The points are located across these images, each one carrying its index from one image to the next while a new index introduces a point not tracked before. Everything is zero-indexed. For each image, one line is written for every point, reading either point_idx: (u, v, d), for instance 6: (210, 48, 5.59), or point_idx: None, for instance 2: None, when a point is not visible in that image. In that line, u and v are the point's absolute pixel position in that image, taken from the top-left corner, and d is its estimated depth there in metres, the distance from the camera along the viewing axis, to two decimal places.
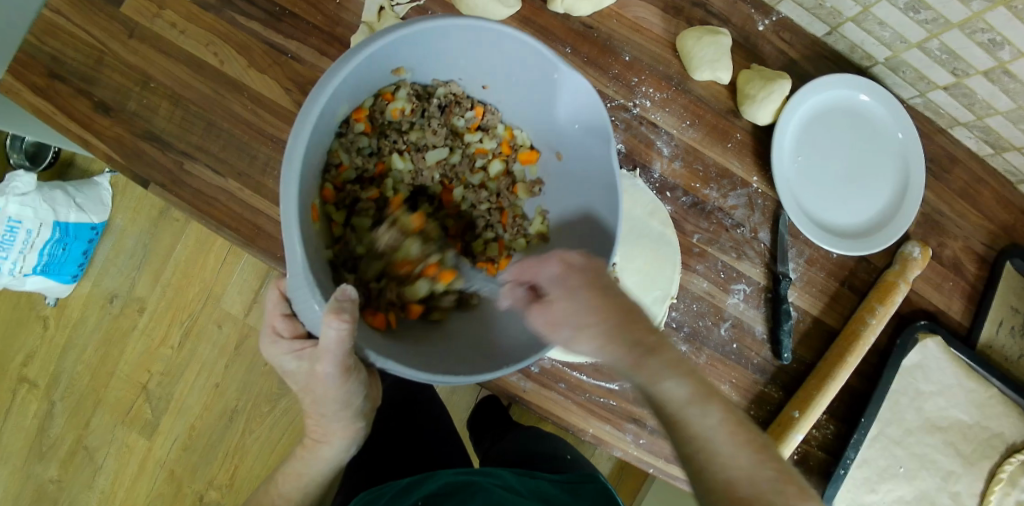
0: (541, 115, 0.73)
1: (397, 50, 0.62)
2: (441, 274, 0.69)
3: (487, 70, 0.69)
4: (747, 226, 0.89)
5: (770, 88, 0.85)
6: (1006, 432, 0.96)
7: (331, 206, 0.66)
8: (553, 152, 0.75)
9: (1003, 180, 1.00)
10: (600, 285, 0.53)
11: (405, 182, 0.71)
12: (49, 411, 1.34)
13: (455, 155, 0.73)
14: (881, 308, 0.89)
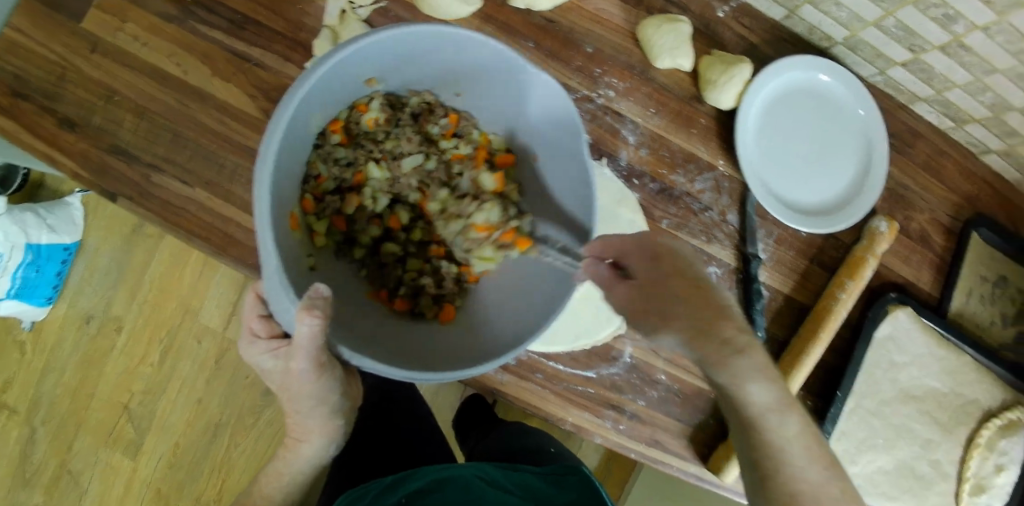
0: (518, 118, 0.72)
1: (367, 59, 0.62)
2: (519, 240, 0.67)
3: (458, 76, 0.69)
4: (715, 209, 0.91)
5: (731, 72, 0.86)
6: (980, 398, 0.98)
7: (313, 216, 0.65)
8: (531, 154, 0.74)
9: (966, 151, 1.02)
10: (692, 278, 0.53)
11: (384, 190, 0.69)
12: (30, 437, 1.32)
13: (432, 159, 0.70)
14: (851, 283, 0.91)
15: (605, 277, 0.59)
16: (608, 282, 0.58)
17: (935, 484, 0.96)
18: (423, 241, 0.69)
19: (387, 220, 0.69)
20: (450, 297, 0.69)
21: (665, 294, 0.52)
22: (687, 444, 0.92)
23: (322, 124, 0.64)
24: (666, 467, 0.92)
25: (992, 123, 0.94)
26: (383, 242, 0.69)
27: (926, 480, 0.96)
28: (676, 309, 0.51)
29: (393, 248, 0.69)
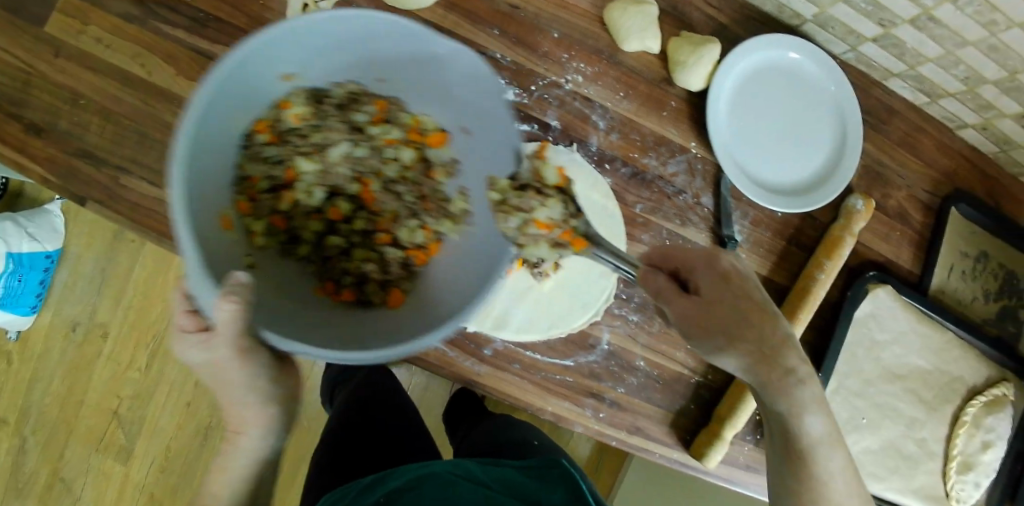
0: (450, 98, 0.65)
1: (278, 52, 0.55)
2: (575, 242, 0.63)
3: (381, 61, 0.62)
4: (689, 192, 0.91)
5: (699, 52, 0.85)
6: (964, 375, 0.98)
7: (249, 218, 0.59)
8: (463, 130, 0.66)
9: (942, 127, 1.01)
10: (762, 307, 0.62)
11: (319, 184, 0.63)
12: (22, 446, 1.31)
13: (362, 148, 0.64)
14: (828, 263, 0.90)
15: (667, 287, 0.62)
16: (667, 289, 0.62)
17: (923, 463, 0.95)
18: (367, 232, 0.65)
19: (326, 212, 0.64)
20: (397, 281, 0.64)
21: (743, 316, 0.61)
22: (668, 430, 0.91)
23: (245, 126, 0.57)
24: (649, 454, 0.91)
25: (966, 97, 0.93)
26: (326, 236, 0.64)
27: (913, 459, 0.95)
28: (754, 335, 0.61)
29: (337, 242, 0.64)
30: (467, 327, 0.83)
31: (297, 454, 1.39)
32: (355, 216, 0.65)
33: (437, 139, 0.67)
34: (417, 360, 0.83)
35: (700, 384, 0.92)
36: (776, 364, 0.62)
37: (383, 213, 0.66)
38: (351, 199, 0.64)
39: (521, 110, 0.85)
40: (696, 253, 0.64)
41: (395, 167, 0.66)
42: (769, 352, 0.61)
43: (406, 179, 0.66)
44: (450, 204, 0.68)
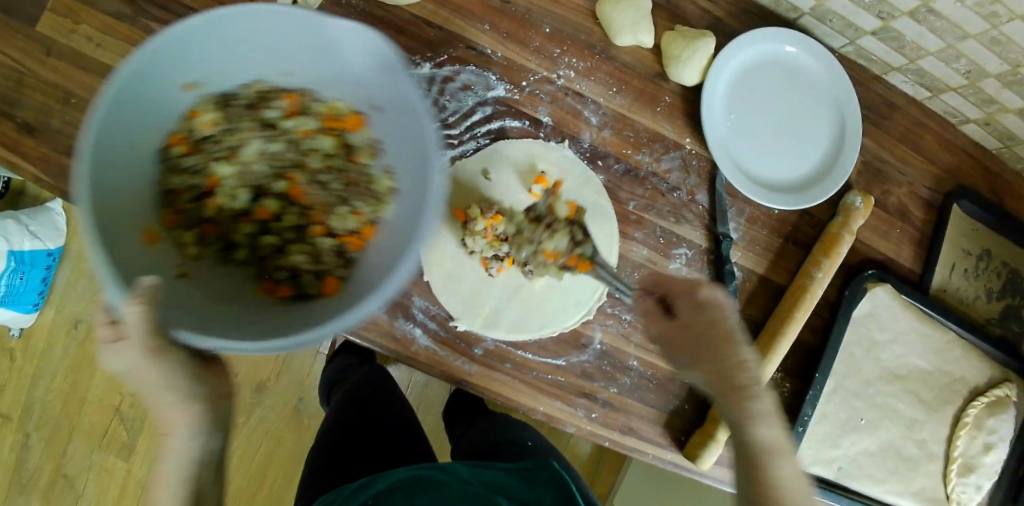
0: (357, 80, 0.59)
1: (172, 59, 0.50)
2: (580, 265, 0.79)
3: (282, 54, 0.57)
4: (683, 189, 0.89)
5: (694, 46, 0.83)
6: (966, 375, 0.96)
7: (177, 229, 0.55)
8: (374, 107, 0.60)
9: (945, 122, 0.99)
10: (727, 331, 0.66)
11: (245, 184, 0.59)
12: (25, 442, 1.31)
13: (283, 145, 0.60)
14: (826, 261, 0.88)
15: (653, 308, 0.70)
16: (652, 311, 0.71)
17: (922, 465, 0.94)
18: (303, 227, 0.60)
19: (254, 213, 0.59)
20: (333, 270, 0.59)
21: (708, 341, 0.66)
22: (663, 431, 0.89)
23: (154, 142, 0.53)
24: (641, 454, 0.89)
25: (968, 91, 0.91)
26: (258, 238, 0.59)
27: (912, 461, 0.93)
28: (713, 359, 0.66)
29: (270, 241, 0.59)
30: (457, 326, 0.83)
31: (296, 451, 1.39)
32: (287, 212, 0.60)
33: (354, 122, 0.61)
34: (407, 359, 0.82)
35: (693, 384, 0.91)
36: (737, 388, 0.64)
37: (311, 207, 0.61)
38: (280, 196, 0.60)
39: (513, 107, 0.85)
40: (680, 279, 0.71)
41: (320, 160, 0.62)
42: (727, 378, 0.65)
43: (332, 168, 0.62)
44: (377, 185, 0.62)
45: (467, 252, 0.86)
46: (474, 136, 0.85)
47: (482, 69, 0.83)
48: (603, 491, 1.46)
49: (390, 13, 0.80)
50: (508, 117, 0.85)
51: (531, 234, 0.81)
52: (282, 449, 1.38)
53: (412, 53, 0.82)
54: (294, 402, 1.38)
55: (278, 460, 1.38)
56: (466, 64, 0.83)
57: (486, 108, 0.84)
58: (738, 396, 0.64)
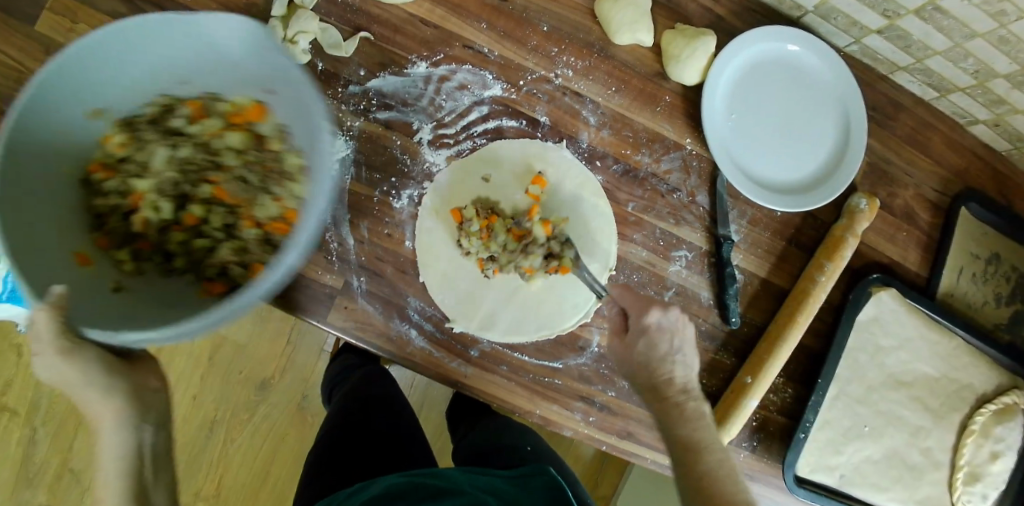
0: (244, 70, 0.66)
1: (79, 90, 0.59)
2: (561, 270, 0.83)
3: (170, 69, 0.65)
4: (683, 190, 0.88)
5: (694, 45, 0.82)
6: (974, 382, 0.93)
7: (111, 251, 0.63)
8: (268, 90, 0.67)
9: (952, 123, 0.96)
10: (667, 351, 0.73)
11: (169, 193, 0.67)
12: (31, 437, 1.31)
13: (195, 150, 0.68)
14: (830, 265, 0.86)
15: (614, 319, 0.77)
16: (614, 321, 0.77)
17: (928, 474, 0.92)
18: (232, 220, 0.68)
19: (181, 219, 0.67)
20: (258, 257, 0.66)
21: (653, 357, 0.73)
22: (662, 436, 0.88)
23: (74, 171, 0.62)
24: (640, 459, 0.88)
25: (976, 91, 0.89)
26: (190, 242, 0.67)
27: (918, 469, 0.91)
28: (651, 375, 0.73)
29: (205, 242, 0.67)
30: (453, 327, 0.83)
31: (297, 451, 1.38)
32: (213, 212, 0.68)
33: (257, 113, 0.69)
34: (403, 360, 0.82)
35: None
36: (670, 398, 0.72)
37: (233, 201, 0.68)
38: (204, 197, 0.67)
39: (510, 107, 0.85)
40: (642, 297, 0.75)
41: (235, 155, 0.69)
42: (665, 390, 0.73)
43: (245, 162, 0.69)
44: (285, 164, 0.68)
45: (462, 253, 0.85)
46: (470, 135, 0.85)
47: (478, 68, 0.84)
48: (604, 493, 1.45)
49: (386, 11, 0.81)
50: (504, 117, 0.85)
51: (511, 253, 0.83)
52: (284, 448, 1.38)
53: (408, 51, 0.83)
54: (297, 400, 1.38)
55: (280, 459, 1.38)
56: (462, 64, 0.83)
57: (482, 107, 0.85)
58: (675, 405, 0.72)
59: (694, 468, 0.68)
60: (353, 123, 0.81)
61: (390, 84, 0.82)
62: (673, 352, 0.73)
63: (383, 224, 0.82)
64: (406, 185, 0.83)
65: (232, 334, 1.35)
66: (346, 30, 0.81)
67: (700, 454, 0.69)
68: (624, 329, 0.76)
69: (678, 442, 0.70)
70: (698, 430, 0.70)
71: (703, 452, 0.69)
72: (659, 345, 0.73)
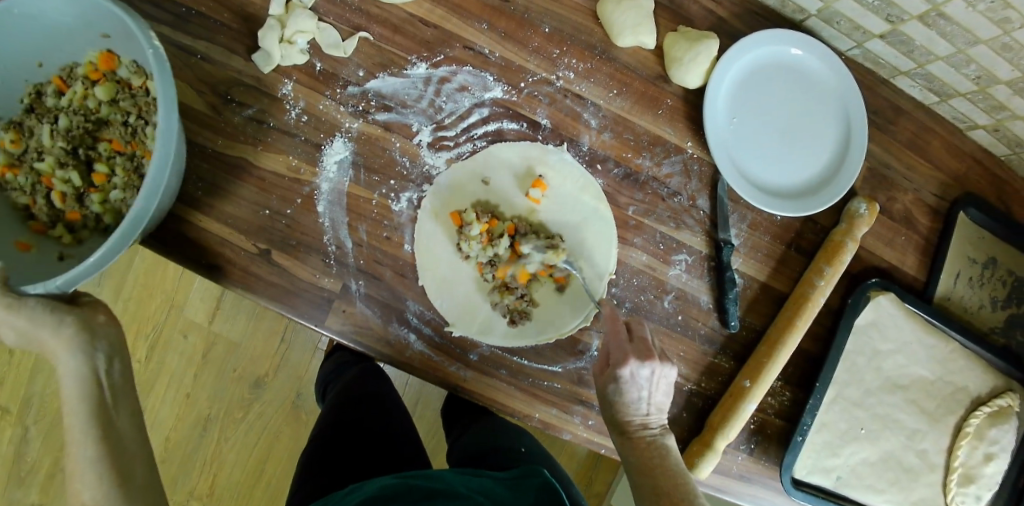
0: (78, 27, 0.71)
1: None
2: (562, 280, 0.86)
3: (24, 56, 0.72)
4: (684, 194, 0.88)
5: (696, 48, 0.82)
6: (970, 385, 0.94)
7: (49, 231, 0.74)
8: (104, 35, 0.72)
9: (952, 127, 0.96)
10: (632, 396, 0.75)
11: (70, 163, 0.73)
12: (24, 435, 1.30)
13: (73, 117, 0.74)
14: (829, 269, 0.86)
15: (600, 359, 0.78)
16: (600, 361, 0.78)
17: (923, 476, 0.92)
18: (135, 164, 0.74)
19: (94, 181, 0.74)
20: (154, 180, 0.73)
21: (625, 399, 0.75)
22: None
23: None
24: None
25: (977, 97, 0.89)
26: (108, 198, 0.74)
27: (913, 471, 0.92)
28: (615, 413, 0.76)
29: (118, 193, 0.73)
30: (453, 332, 0.82)
31: (292, 449, 1.38)
32: (115, 164, 0.74)
33: (108, 61, 0.74)
34: (402, 364, 0.82)
35: (692, 392, 0.89)
36: (632, 433, 0.76)
37: (128, 148, 0.74)
38: (103, 155, 0.75)
39: (510, 109, 0.84)
40: (624, 345, 0.75)
41: (111, 107, 0.75)
42: (629, 425, 0.76)
43: (123, 109, 0.75)
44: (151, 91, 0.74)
45: (462, 256, 0.85)
46: (470, 137, 0.84)
47: (479, 69, 0.83)
48: (600, 490, 1.46)
49: (387, 11, 0.81)
50: (505, 119, 0.84)
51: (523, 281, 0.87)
52: (278, 446, 1.37)
53: (409, 52, 0.82)
54: (292, 398, 1.37)
55: (274, 457, 1.37)
56: (463, 65, 0.83)
57: (483, 109, 0.84)
58: (637, 439, 0.75)
59: (652, 491, 0.71)
60: (351, 124, 0.81)
61: (390, 86, 0.82)
62: (645, 397, 0.75)
63: (382, 227, 0.81)
64: (405, 188, 0.82)
65: (226, 332, 1.34)
66: (345, 30, 0.81)
67: (657, 480, 0.72)
68: (606, 364, 0.77)
69: (638, 470, 0.73)
70: (655, 457, 0.74)
71: (659, 477, 0.72)
72: (631, 390, 0.74)
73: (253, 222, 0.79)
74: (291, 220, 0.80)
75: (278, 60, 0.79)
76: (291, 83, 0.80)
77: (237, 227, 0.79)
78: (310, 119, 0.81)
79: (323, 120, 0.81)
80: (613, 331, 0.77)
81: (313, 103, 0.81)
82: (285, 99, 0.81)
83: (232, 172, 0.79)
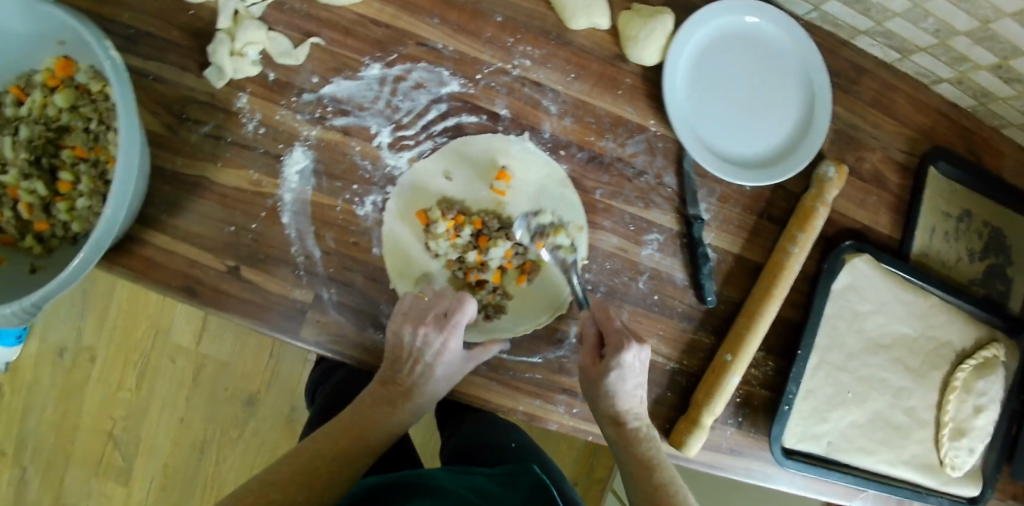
0: (33, 37, 0.74)
1: None
2: (527, 266, 0.86)
3: None
4: (650, 172, 0.87)
5: (649, 26, 0.81)
6: (954, 339, 0.94)
7: (19, 243, 0.78)
8: (60, 42, 0.74)
9: (917, 83, 0.96)
10: (630, 384, 0.76)
11: (34, 174, 0.76)
12: (22, 476, 1.32)
13: (35, 127, 0.76)
14: (802, 236, 0.86)
15: (590, 345, 0.78)
16: (591, 347, 0.78)
17: (913, 432, 0.93)
18: (99, 170, 0.77)
19: (59, 189, 0.77)
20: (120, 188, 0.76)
21: (619, 389, 0.76)
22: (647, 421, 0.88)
23: None
24: None
25: (938, 51, 0.88)
26: (73, 206, 0.78)
27: (903, 429, 0.93)
28: (611, 404, 0.77)
29: (84, 201, 0.77)
30: None
31: None
32: (80, 172, 0.77)
33: (65, 67, 0.76)
34: None
35: (675, 370, 0.89)
36: (627, 424, 0.78)
37: (91, 154, 0.77)
38: (66, 162, 0.77)
39: (469, 102, 0.83)
40: (622, 331, 0.76)
41: (71, 113, 0.77)
42: (622, 414, 0.78)
43: (82, 115, 0.77)
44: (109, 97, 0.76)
45: (432, 254, 0.85)
46: (430, 134, 0.84)
47: (434, 65, 0.82)
48: (602, 474, 1.47)
49: (335, 14, 0.80)
50: (463, 113, 0.84)
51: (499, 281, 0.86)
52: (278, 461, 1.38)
53: (361, 53, 0.81)
54: (285, 411, 1.37)
55: None
56: (418, 61, 0.82)
57: (440, 105, 0.83)
58: (631, 430, 0.78)
59: (647, 483, 0.75)
60: (309, 132, 0.80)
61: (345, 90, 0.81)
62: (638, 384, 0.77)
63: (350, 233, 0.81)
64: (369, 191, 0.82)
65: (214, 353, 1.34)
66: (296, 36, 0.80)
67: (653, 471, 0.76)
68: (598, 353, 0.78)
69: (635, 461, 0.76)
70: (650, 448, 0.78)
71: (653, 468, 0.76)
72: (626, 380, 0.76)
73: (219, 239, 0.79)
74: (258, 235, 0.80)
75: (231, 74, 0.78)
76: (245, 96, 0.80)
77: (203, 246, 0.78)
78: (268, 131, 0.80)
79: (280, 131, 0.80)
80: (605, 320, 0.78)
81: (270, 114, 0.80)
82: (241, 111, 0.80)
83: (193, 191, 0.79)
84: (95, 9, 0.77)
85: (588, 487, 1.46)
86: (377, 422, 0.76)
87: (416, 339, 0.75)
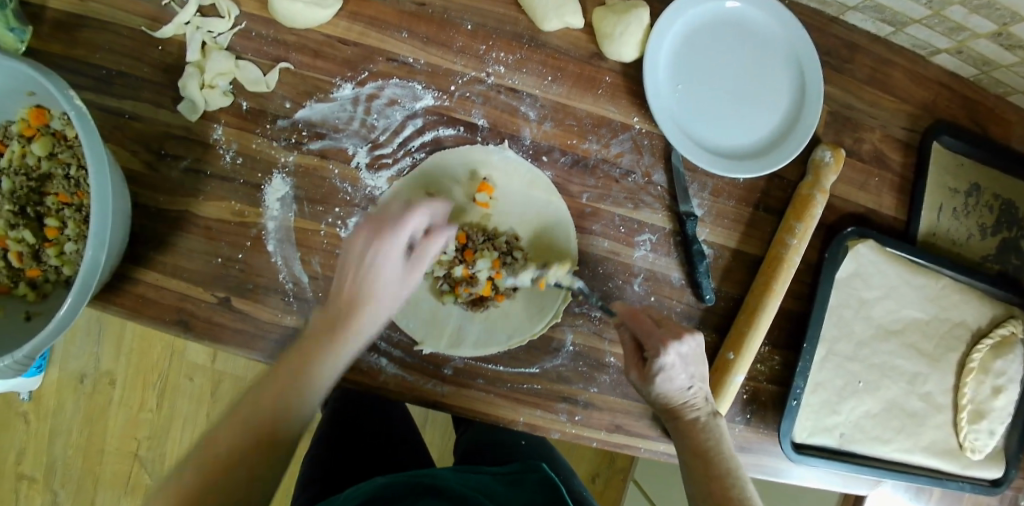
0: (5, 90, 0.73)
1: None
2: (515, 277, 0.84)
3: None
4: (638, 171, 0.85)
5: (625, 21, 0.79)
6: (969, 318, 0.91)
7: (13, 291, 0.77)
8: (31, 92, 0.74)
9: (914, 55, 0.91)
10: (683, 381, 0.72)
11: (20, 222, 0.75)
12: (54, 501, 1.35)
13: (16, 178, 0.75)
14: (800, 226, 0.83)
15: (630, 347, 0.74)
16: (631, 347, 0.74)
17: (930, 418, 0.90)
18: (84, 214, 0.77)
19: (47, 236, 0.77)
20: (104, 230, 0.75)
21: (669, 388, 0.72)
22: (652, 424, 0.86)
23: None
24: (632, 450, 0.86)
25: (933, 22, 0.83)
26: (61, 251, 0.77)
27: (919, 416, 0.90)
28: (665, 400, 0.73)
29: (72, 246, 0.76)
30: (422, 350, 0.81)
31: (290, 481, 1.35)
32: (65, 217, 0.76)
33: (39, 116, 0.75)
34: (378, 390, 0.81)
35: None
36: (684, 415, 0.74)
37: (75, 199, 0.77)
38: (51, 209, 0.77)
39: (445, 115, 0.82)
40: (663, 327, 0.72)
41: (50, 160, 0.77)
42: (678, 406, 0.73)
43: (62, 161, 0.77)
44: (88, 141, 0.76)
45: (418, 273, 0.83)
46: (408, 151, 0.82)
47: (406, 80, 0.81)
48: (623, 465, 1.45)
49: (303, 37, 0.79)
50: (440, 126, 0.82)
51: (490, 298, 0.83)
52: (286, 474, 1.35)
53: (333, 74, 0.80)
54: None
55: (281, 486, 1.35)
56: (389, 78, 0.81)
57: (416, 120, 0.82)
58: (689, 420, 0.73)
59: (703, 475, 0.70)
60: (287, 158, 0.80)
61: (319, 112, 0.80)
62: (692, 376, 0.72)
63: (335, 256, 0.81)
64: (351, 213, 0.81)
65: (230, 368, 1.35)
66: (265, 63, 0.79)
67: (709, 461, 0.71)
68: (640, 356, 0.74)
69: (689, 452, 0.72)
70: (708, 439, 0.72)
71: (711, 461, 0.71)
72: (675, 379, 0.71)
73: (206, 271, 0.78)
74: (244, 265, 0.79)
75: (203, 106, 0.78)
76: (221, 127, 0.79)
77: (193, 280, 0.78)
78: (246, 160, 0.79)
79: (258, 159, 0.79)
80: (635, 318, 0.74)
81: (246, 143, 0.79)
82: (218, 143, 0.79)
83: (178, 226, 0.78)
84: (66, 52, 0.77)
85: (609, 478, 1.45)
86: (316, 361, 0.62)
87: (356, 247, 0.65)
